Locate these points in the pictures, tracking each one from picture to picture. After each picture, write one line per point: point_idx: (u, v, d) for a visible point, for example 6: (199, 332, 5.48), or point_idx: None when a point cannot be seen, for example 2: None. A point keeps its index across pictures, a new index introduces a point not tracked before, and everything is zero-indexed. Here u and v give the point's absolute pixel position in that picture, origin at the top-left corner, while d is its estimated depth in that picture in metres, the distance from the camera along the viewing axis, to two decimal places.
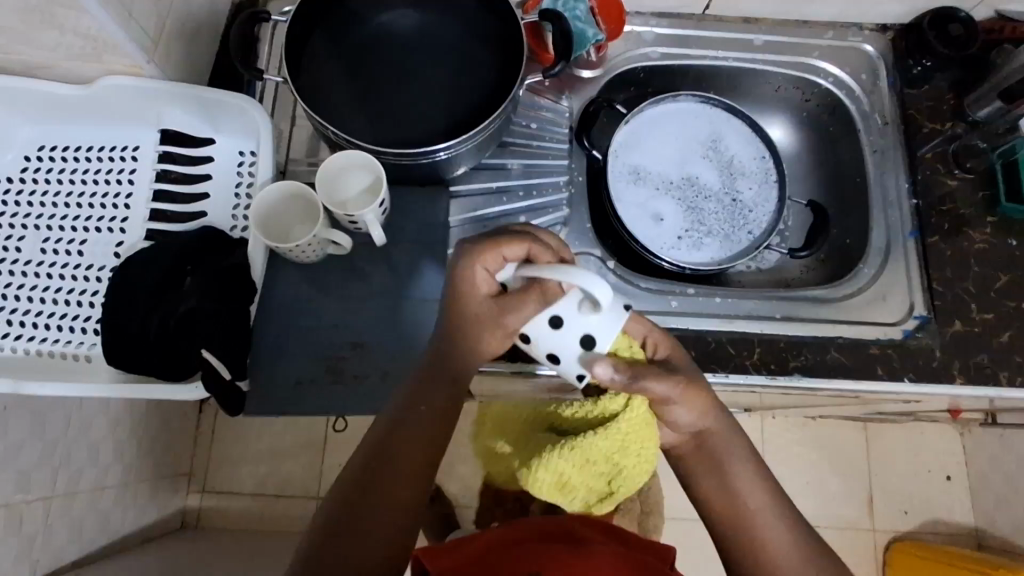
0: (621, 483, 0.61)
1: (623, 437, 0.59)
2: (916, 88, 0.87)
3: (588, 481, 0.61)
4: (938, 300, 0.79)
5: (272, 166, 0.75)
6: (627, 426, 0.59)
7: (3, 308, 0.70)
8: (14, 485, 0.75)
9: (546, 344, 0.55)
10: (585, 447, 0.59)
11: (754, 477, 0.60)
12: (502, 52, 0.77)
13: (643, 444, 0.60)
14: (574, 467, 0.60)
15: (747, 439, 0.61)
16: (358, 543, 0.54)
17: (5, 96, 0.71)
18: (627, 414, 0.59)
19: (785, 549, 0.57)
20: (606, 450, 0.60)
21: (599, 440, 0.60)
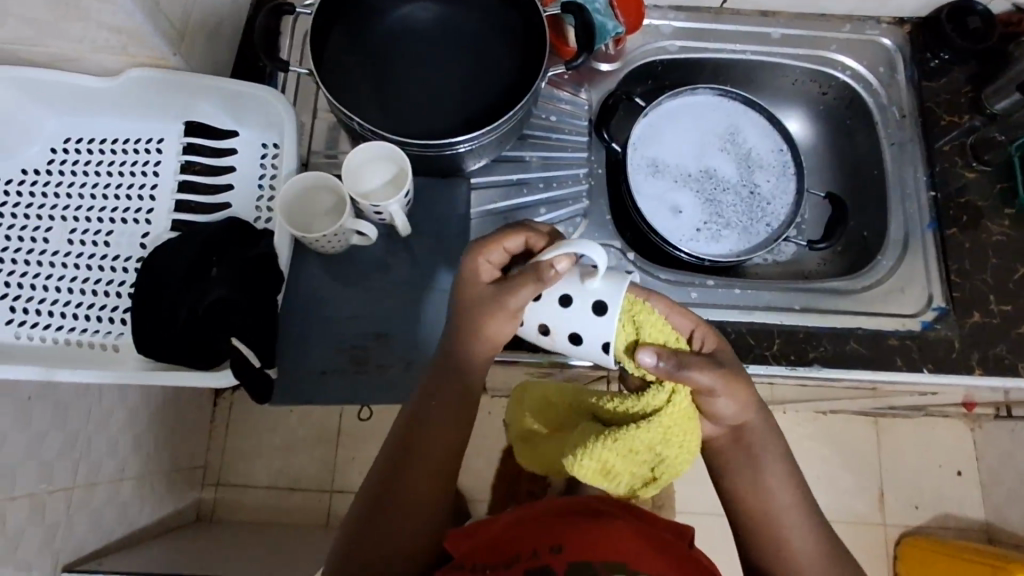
0: (665, 471, 0.57)
1: (667, 430, 0.54)
2: (934, 81, 0.87)
3: (629, 469, 0.56)
4: (957, 292, 0.79)
5: (296, 158, 0.76)
6: (670, 420, 0.54)
7: (32, 297, 0.71)
8: (38, 474, 0.75)
9: (563, 329, 0.53)
10: (628, 439, 0.54)
11: (786, 476, 0.61)
12: (523, 44, 0.78)
13: (686, 436, 0.56)
14: (616, 457, 0.55)
15: (781, 437, 0.61)
16: (385, 534, 0.57)
17: (33, 87, 0.72)
18: (671, 407, 0.54)
19: (806, 548, 0.59)
20: (649, 442, 0.54)
21: (643, 433, 0.54)
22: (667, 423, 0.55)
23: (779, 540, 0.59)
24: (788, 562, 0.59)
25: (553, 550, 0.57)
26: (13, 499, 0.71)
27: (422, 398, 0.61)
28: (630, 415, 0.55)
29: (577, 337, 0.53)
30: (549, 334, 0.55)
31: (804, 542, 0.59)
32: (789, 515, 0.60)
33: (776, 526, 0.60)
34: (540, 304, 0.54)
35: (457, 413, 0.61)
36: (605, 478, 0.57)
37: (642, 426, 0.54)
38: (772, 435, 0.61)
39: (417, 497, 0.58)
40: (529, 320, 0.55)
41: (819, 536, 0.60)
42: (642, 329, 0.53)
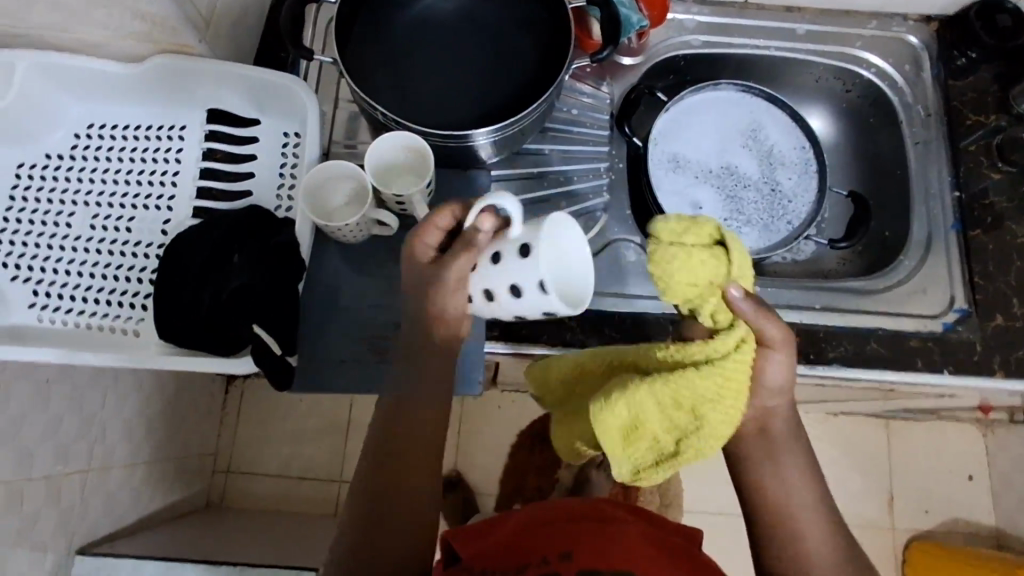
0: (694, 445, 0.53)
1: (721, 383, 0.52)
2: (960, 80, 0.86)
3: (662, 423, 0.53)
4: (979, 294, 0.78)
5: (316, 145, 0.75)
6: (730, 372, 0.52)
7: (55, 281, 0.71)
8: (54, 457, 0.75)
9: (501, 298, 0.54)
10: (677, 381, 0.52)
11: (807, 476, 0.60)
12: (547, 36, 0.77)
13: (737, 398, 0.52)
14: (657, 401, 0.53)
15: (804, 438, 0.61)
16: (386, 537, 0.55)
17: (59, 73, 0.72)
18: (730, 359, 0.52)
19: (821, 548, 0.58)
20: (699, 393, 0.52)
21: (694, 380, 0.52)
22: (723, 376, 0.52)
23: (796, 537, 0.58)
24: (802, 562, 0.57)
25: (561, 556, 0.56)
26: (30, 480, 0.72)
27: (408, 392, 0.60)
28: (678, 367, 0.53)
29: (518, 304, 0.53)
30: (488, 300, 0.55)
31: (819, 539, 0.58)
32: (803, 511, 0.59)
33: (791, 520, 0.59)
34: (479, 272, 0.54)
35: (446, 406, 0.59)
36: (634, 430, 0.54)
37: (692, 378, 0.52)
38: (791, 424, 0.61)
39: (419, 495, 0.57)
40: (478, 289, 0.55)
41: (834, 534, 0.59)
42: (706, 264, 0.51)
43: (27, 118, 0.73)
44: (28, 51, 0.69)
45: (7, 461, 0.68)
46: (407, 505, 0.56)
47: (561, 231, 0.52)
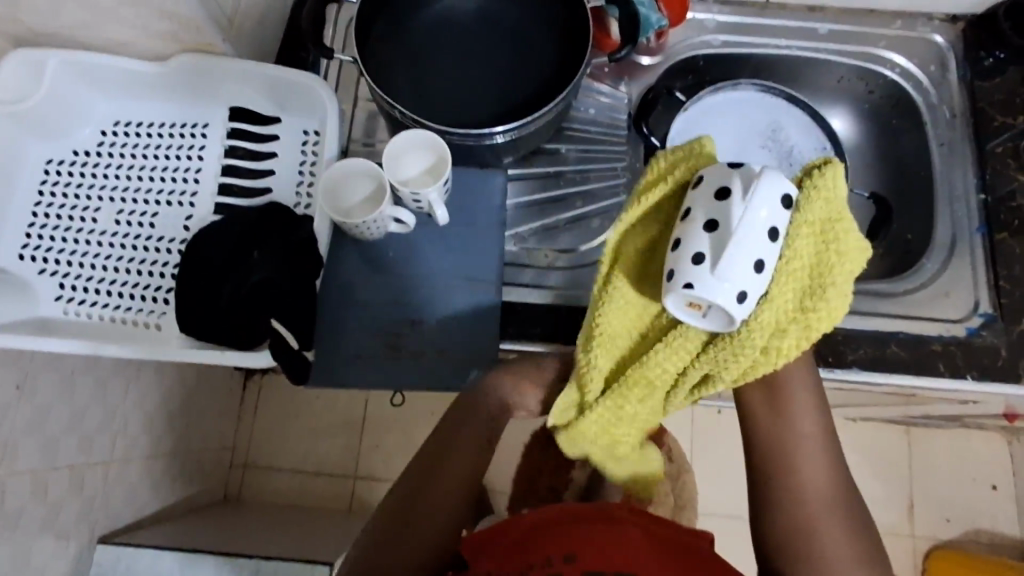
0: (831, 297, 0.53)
1: (827, 234, 0.53)
2: (989, 80, 0.84)
3: (832, 282, 0.53)
4: (1005, 299, 0.76)
5: (338, 145, 0.76)
6: (823, 227, 0.53)
7: (81, 275, 0.74)
8: (79, 447, 0.77)
9: (697, 266, 0.52)
10: (833, 252, 0.52)
11: (815, 421, 0.60)
12: (566, 37, 0.78)
13: (838, 237, 0.52)
14: (834, 263, 0.52)
15: (817, 393, 0.61)
16: (406, 531, 0.57)
17: (87, 72, 0.74)
18: (817, 212, 0.52)
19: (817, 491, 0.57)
20: (826, 251, 0.53)
21: (829, 242, 0.53)
22: (828, 232, 0.53)
23: (794, 506, 0.57)
24: (790, 500, 0.57)
25: (563, 561, 0.58)
26: (54, 470, 0.73)
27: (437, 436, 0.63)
28: (821, 220, 0.53)
29: (712, 222, 0.52)
30: (705, 265, 0.52)
31: (826, 518, 0.56)
32: (806, 468, 0.58)
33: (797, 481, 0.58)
34: (691, 268, 0.52)
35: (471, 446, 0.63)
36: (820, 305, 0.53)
37: (833, 237, 0.52)
38: (810, 378, 0.61)
39: (443, 494, 0.60)
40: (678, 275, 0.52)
41: (847, 517, 0.56)
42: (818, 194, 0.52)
43: (56, 116, 0.75)
44: (57, 50, 0.70)
45: (34, 450, 0.70)
46: (426, 514, 0.59)
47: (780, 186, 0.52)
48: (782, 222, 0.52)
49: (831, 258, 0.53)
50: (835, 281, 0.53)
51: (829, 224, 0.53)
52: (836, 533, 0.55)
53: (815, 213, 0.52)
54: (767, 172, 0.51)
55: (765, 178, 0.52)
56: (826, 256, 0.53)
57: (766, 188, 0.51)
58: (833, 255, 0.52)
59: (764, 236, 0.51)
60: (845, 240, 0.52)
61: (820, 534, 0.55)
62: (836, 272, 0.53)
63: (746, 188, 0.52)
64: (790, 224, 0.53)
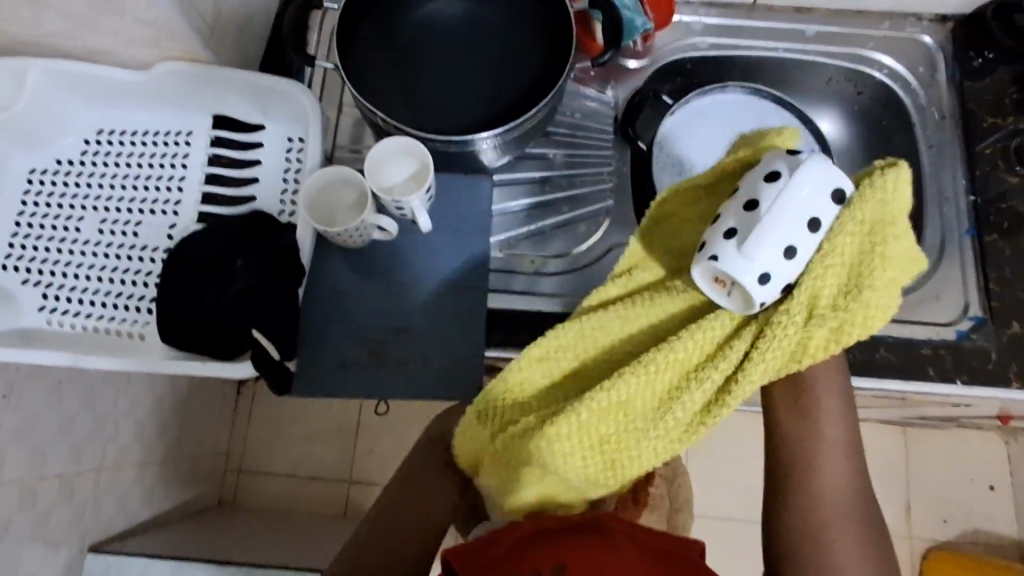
0: (873, 300, 0.52)
1: (874, 235, 0.52)
2: (977, 81, 0.84)
3: (875, 285, 0.52)
4: (995, 301, 0.76)
5: (321, 152, 0.76)
6: (873, 227, 0.53)
7: (64, 285, 0.73)
8: (67, 457, 0.77)
9: (727, 236, 0.55)
10: (879, 254, 0.52)
11: (841, 424, 0.58)
12: (550, 41, 0.77)
13: (888, 240, 0.52)
14: (879, 265, 0.52)
15: (847, 398, 0.59)
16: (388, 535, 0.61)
17: (70, 81, 0.74)
18: (868, 208, 0.52)
19: (836, 494, 0.55)
20: (871, 251, 0.52)
21: (878, 244, 0.52)
22: (879, 233, 0.52)
23: (813, 506, 0.55)
24: (807, 501, 0.55)
25: None
26: (43, 480, 0.73)
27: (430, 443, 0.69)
28: (872, 222, 0.52)
29: (751, 202, 0.54)
30: (733, 244, 0.54)
31: (842, 517, 0.55)
32: (829, 467, 0.56)
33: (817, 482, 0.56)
34: (722, 242, 0.55)
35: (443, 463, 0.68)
36: (852, 308, 0.53)
37: (881, 241, 0.52)
38: (838, 378, 0.59)
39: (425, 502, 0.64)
40: (709, 246, 0.56)
41: (861, 520, 0.55)
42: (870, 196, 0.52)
43: (38, 125, 0.75)
44: (38, 59, 0.70)
45: (20, 460, 0.70)
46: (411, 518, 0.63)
47: (827, 172, 0.52)
48: (827, 216, 0.53)
49: (878, 258, 0.52)
50: (874, 283, 0.52)
51: (881, 224, 0.52)
52: (850, 535, 0.54)
53: (868, 212, 0.52)
54: (819, 158, 0.52)
55: (815, 163, 0.52)
56: (874, 257, 0.52)
57: (813, 176, 0.52)
58: (876, 256, 0.52)
59: (800, 222, 0.52)
60: (893, 244, 0.52)
61: (831, 534, 0.54)
62: (878, 273, 0.52)
63: (791, 171, 0.53)
64: (839, 220, 0.53)
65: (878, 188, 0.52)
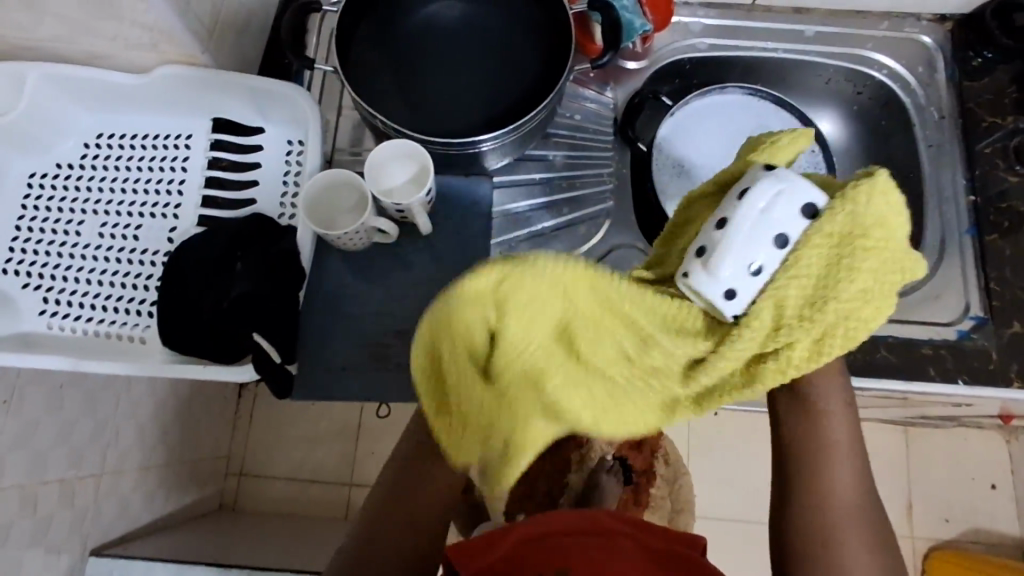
0: (846, 316, 0.47)
1: (842, 247, 0.47)
2: (976, 81, 0.84)
3: (845, 301, 0.47)
4: (996, 301, 0.76)
5: (321, 154, 0.76)
6: (839, 237, 0.47)
7: (64, 289, 0.73)
8: (68, 461, 0.77)
9: (696, 255, 0.49)
10: (850, 266, 0.46)
11: (844, 428, 0.57)
12: (549, 43, 0.77)
13: (859, 250, 0.46)
14: (848, 280, 0.46)
15: (850, 400, 0.58)
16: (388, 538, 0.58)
17: (69, 85, 0.74)
18: (833, 220, 0.47)
19: (842, 497, 0.55)
20: (843, 264, 0.47)
21: (849, 255, 0.47)
22: (849, 244, 0.47)
23: (826, 508, 0.54)
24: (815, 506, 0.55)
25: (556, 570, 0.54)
26: (44, 484, 0.73)
27: (424, 422, 0.64)
28: (840, 232, 0.47)
29: (721, 219, 0.49)
30: (701, 263, 0.49)
31: (858, 516, 0.54)
32: (839, 469, 0.56)
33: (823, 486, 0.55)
34: (688, 263, 0.50)
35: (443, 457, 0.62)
36: (820, 324, 0.47)
37: (852, 252, 0.46)
38: (839, 378, 0.58)
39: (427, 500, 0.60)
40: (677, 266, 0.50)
41: (870, 521, 0.55)
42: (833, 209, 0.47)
43: (37, 130, 0.75)
44: (37, 64, 0.70)
45: (22, 465, 0.70)
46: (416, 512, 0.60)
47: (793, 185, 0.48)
48: (794, 229, 0.47)
49: (851, 274, 0.46)
50: (842, 299, 0.47)
51: (850, 236, 0.47)
52: (859, 536, 0.54)
53: (835, 224, 0.47)
54: (782, 173, 0.48)
55: (786, 178, 0.48)
56: (843, 271, 0.47)
57: (781, 190, 0.48)
58: (848, 269, 0.46)
59: (767, 236, 0.47)
60: (867, 258, 0.46)
61: (841, 538, 0.53)
62: (849, 288, 0.47)
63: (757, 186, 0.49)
64: (804, 233, 0.47)
65: (843, 202, 0.47)
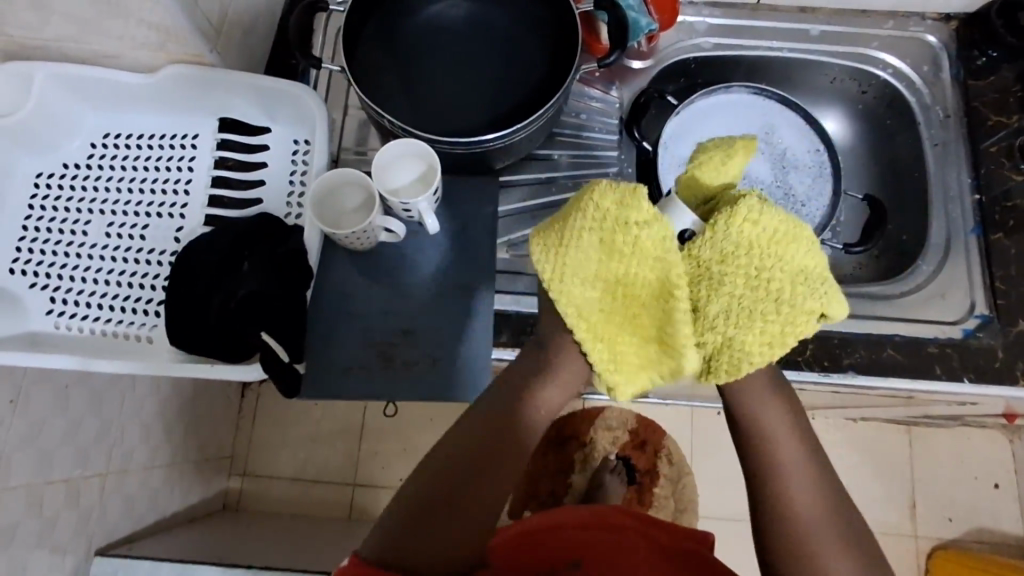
0: (725, 340, 0.49)
1: (716, 274, 0.49)
2: (982, 79, 0.84)
3: (722, 326, 0.49)
4: (1001, 301, 0.75)
5: (327, 153, 0.76)
6: (713, 263, 0.49)
7: (71, 288, 0.73)
8: (73, 461, 0.77)
9: None
10: (722, 293, 0.49)
11: (794, 434, 0.56)
12: (555, 42, 0.77)
13: (733, 278, 0.48)
14: (724, 308, 0.49)
15: (794, 404, 0.57)
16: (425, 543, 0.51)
17: (75, 85, 0.74)
18: (706, 247, 0.49)
19: (812, 506, 0.54)
20: (719, 291, 0.49)
21: (721, 283, 0.49)
22: (722, 271, 0.49)
23: (792, 521, 0.53)
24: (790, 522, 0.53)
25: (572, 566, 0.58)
26: (49, 484, 0.73)
27: (476, 417, 0.56)
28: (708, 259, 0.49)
29: None
30: None
31: (824, 522, 0.53)
32: (798, 477, 0.54)
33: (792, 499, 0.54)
34: None
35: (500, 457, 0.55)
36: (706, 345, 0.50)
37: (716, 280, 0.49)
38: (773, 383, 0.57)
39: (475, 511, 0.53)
40: None
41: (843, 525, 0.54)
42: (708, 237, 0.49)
43: (44, 129, 0.75)
44: (44, 63, 0.70)
45: (28, 464, 0.70)
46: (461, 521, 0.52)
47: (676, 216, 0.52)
48: None
49: (725, 300, 0.49)
50: (720, 326, 0.49)
51: (723, 264, 0.49)
52: (838, 544, 0.53)
53: (704, 251, 0.49)
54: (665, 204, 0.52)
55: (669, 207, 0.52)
56: (717, 299, 0.49)
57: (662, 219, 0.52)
58: (718, 295, 0.49)
59: None
60: (740, 286, 0.48)
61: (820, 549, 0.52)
62: (723, 314, 0.49)
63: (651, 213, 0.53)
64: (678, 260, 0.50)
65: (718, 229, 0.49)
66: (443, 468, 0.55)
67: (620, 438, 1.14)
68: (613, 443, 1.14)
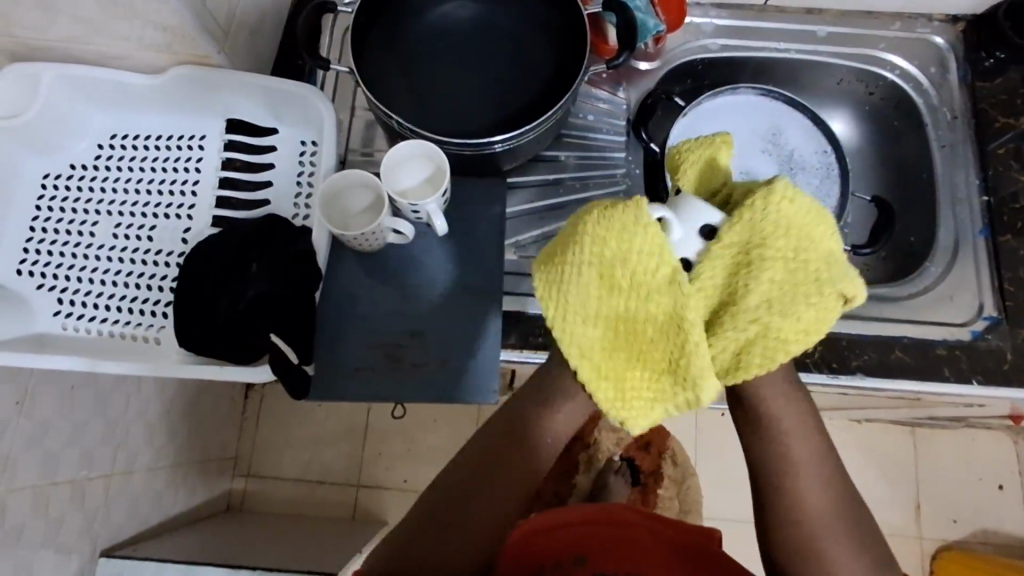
0: (763, 328, 0.48)
1: (749, 259, 0.49)
2: (989, 81, 0.84)
3: (757, 313, 0.48)
4: (1010, 302, 0.75)
5: (334, 154, 0.76)
6: (743, 249, 0.49)
7: (79, 289, 0.73)
8: (79, 461, 0.77)
9: None
10: (756, 280, 0.48)
11: (806, 435, 0.55)
12: (562, 43, 0.77)
13: (764, 264, 0.48)
14: (758, 294, 0.48)
15: (806, 404, 0.56)
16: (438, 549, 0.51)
17: (83, 86, 0.74)
18: (738, 230, 0.49)
19: (821, 507, 0.53)
20: (753, 278, 0.48)
21: (757, 268, 0.48)
22: (753, 257, 0.49)
23: (801, 521, 0.53)
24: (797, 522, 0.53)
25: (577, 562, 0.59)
26: (55, 485, 0.73)
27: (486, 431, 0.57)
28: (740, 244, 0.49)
29: None
30: None
31: (834, 523, 0.53)
32: (807, 478, 0.54)
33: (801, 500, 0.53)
34: None
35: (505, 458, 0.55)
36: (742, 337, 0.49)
37: (755, 264, 0.48)
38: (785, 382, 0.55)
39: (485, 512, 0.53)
40: None
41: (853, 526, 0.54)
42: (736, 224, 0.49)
43: (51, 130, 0.75)
44: (52, 64, 0.70)
45: (35, 465, 0.70)
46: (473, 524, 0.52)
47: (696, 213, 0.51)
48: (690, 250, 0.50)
49: (759, 286, 0.48)
50: (755, 313, 0.48)
51: (754, 248, 0.49)
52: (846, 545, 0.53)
53: (734, 235, 0.49)
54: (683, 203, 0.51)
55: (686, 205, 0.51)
56: (749, 284, 0.48)
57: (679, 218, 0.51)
58: (753, 281, 0.48)
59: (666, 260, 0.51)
60: (774, 269, 0.48)
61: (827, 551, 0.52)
62: (758, 302, 0.48)
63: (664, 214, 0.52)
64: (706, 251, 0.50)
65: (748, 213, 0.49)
66: (456, 479, 0.55)
67: (624, 438, 1.12)
68: (617, 443, 1.13)
